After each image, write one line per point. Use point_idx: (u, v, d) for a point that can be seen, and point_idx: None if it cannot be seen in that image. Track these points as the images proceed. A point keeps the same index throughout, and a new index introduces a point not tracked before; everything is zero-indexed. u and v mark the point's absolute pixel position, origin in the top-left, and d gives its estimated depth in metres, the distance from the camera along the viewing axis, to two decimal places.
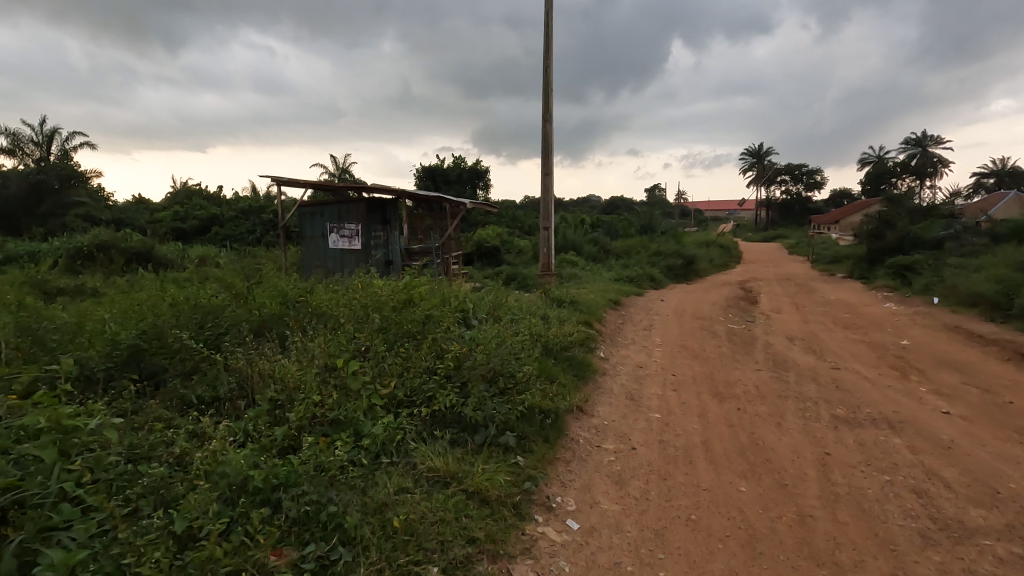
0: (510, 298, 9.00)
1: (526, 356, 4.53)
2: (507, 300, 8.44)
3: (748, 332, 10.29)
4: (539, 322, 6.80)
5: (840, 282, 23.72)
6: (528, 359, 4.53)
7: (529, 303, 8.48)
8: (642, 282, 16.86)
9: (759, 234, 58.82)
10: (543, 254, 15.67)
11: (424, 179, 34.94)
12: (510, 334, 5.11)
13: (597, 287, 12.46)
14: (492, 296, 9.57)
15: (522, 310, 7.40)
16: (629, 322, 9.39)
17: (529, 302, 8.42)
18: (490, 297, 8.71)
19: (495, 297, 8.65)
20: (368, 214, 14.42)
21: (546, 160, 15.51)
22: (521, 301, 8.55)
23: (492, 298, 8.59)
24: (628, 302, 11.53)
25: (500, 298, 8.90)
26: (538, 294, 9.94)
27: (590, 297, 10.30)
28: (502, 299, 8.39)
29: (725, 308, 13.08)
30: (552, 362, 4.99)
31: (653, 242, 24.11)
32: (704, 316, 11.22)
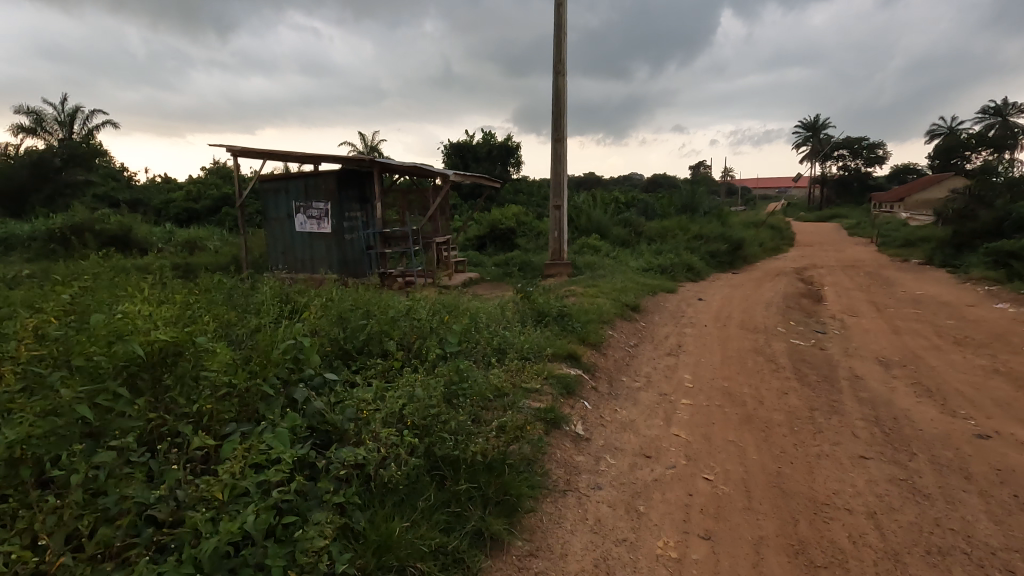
0: (476, 311, 6.35)
1: (329, 532, 2.07)
2: (464, 315, 5.81)
3: (821, 354, 7.25)
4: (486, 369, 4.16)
5: (921, 272, 19.85)
6: (333, 545, 2.06)
7: (493, 315, 5.79)
8: (677, 273, 13.84)
9: (815, 213, 53.78)
10: (553, 238, 12.85)
11: (452, 156, 32.46)
12: (358, 439, 2.58)
13: (614, 283, 9.64)
14: (458, 307, 6.93)
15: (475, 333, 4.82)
16: (646, 341, 6.55)
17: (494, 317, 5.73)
18: (443, 310, 6.09)
19: (450, 312, 5.99)
20: (339, 190, 11.96)
21: (556, 124, 12.63)
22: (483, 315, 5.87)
23: (447, 312, 5.99)
24: (651, 306, 8.64)
25: (458, 311, 6.25)
26: (521, 300, 7.22)
27: (595, 304, 7.47)
28: (456, 315, 5.76)
29: (783, 311, 9.98)
30: (427, 510, 2.46)
31: (694, 222, 20.85)
32: (756, 327, 8.22)
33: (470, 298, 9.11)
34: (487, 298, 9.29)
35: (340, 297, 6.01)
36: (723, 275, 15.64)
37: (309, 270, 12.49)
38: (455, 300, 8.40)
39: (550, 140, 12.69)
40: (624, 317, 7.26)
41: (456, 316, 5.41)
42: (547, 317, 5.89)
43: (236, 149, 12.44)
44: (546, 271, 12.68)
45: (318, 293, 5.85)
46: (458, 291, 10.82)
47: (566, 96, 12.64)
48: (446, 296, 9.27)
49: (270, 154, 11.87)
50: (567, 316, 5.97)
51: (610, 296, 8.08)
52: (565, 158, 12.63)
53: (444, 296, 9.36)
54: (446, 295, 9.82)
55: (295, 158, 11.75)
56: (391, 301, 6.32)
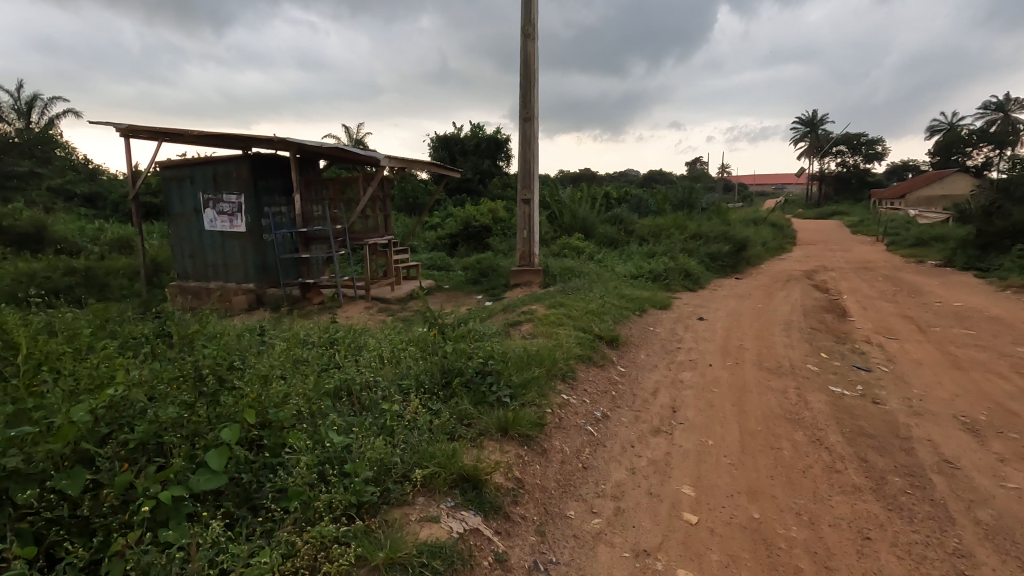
0: (357, 365, 4.06)
1: None
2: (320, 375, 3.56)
3: (881, 414, 4.98)
4: (252, 552, 1.97)
5: (946, 275, 17.80)
6: None
7: (365, 380, 3.49)
8: (672, 280, 11.59)
9: (815, 210, 51.79)
10: (522, 238, 10.54)
11: (439, 150, 30.13)
12: None
13: (590, 300, 7.35)
14: (347, 352, 4.66)
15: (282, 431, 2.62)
16: (624, 405, 4.26)
17: (364, 384, 3.47)
18: (293, 368, 3.82)
19: (303, 372, 3.74)
20: (254, 179, 9.65)
21: (525, 100, 10.35)
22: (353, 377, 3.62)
23: (297, 372, 3.74)
24: (637, 336, 6.33)
25: (321, 367, 3.95)
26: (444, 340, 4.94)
27: (551, 338, 5.17)
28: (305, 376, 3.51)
29: (808, 337, 7.73)
30: None
31: (691, 219, 18.58)
32: (780, 368, 5.93)
33: (397, 326, 6.83)
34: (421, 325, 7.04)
35: (122, 354, 3.68)
36: (726, 281, 13.42)
37: (221, 278, 10.19)
38: (366, 331, 6.12)
39: (518, 118, 10.42)
40: (596, 362, 4.91)
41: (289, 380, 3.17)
42: (460, 372, 3.59)
43: (127, 127, 10.02)
44: (513, 279, 10.44)
45: (76, 340, 3.52)
46: (395, 313, 8.56)
47: (537, 64, 10.36)
48: (366, 325, 7.00)
49: (165, 133, 9.52)
50: (494, 368, 3.66)
51: (578, 324, 5.81)
52: (536, 141, 10.38)
53: (368, 325, 7.08)
54: (373, 321, 7.55)
55: (197, 137, 9.40)
56: (220, 346, 4.02)
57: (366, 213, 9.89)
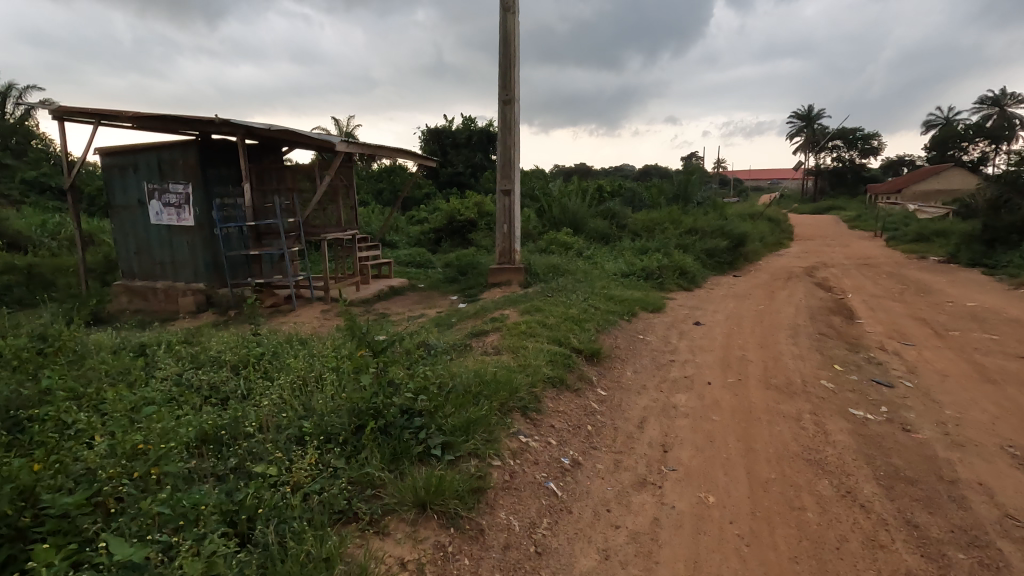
0: (262, 398, 3.23)
1: None
2: (194, 424, 2.72)
3: (915, 448, 4.11)
4: None
5: (951, 272, 17.05)
6: None
7: (250, 430, 2.65)
8: (666, 278, 10.72)
9: (811, 205, 51.09)
10: (502, 233, 9.61)
11: (429, 143, 29.05)
12: None
13: (573, 303, 6.45)
14: (268, 377, 3.79)
15: (68, 543, 1.82)
16: (601, 445, 3.37)
17: (248, 439, 2.63)
18: (173, 410, 3.00)
19: (182, 417, 2.91)
20: (203, 167, 8.69)
21: (505, 81, 9.41)
22: (242, 425, 2.79)
23: (175, 416, 2.91)
24: (624, 347, 5.42)
25: (214, 408, 3.12)
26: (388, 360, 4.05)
27: (517, 357, 4.25)
28: (173, 425, 2.67)
29: (818, 344, 6.86)
30: None
31: (687, 213, 17.71)
32: (791, 387, 5.05)
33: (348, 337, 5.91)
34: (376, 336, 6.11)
35: None
36: (723, 280, 12.55)
37: (169, 277, 9.23)
38: (307, 341, 5.20)
39: (497, 101, 9.48)
40: (572, 385, 4.00)
41: (128, 441, 2.34)
42: (381, 412, 2.71)
43: (64, 109, 9.03)
44: (492, 278, 9.53)
45: None
46: (357, 317, 7.65)
47: (517, 41, 9.41)
48: (313, 333, 6.09)
49: (103, 115, 8.54)
50: (426, 406, 2.78)
51: (553, 336, 4.89)
52: (517, 127, 9.45)
53: (318, 333, 6.15)
54: (326, 329, 6.64)
55: (138, 120, 8.43)
56: (90, 377, 3.20)
57: (329, 205, 8.84)
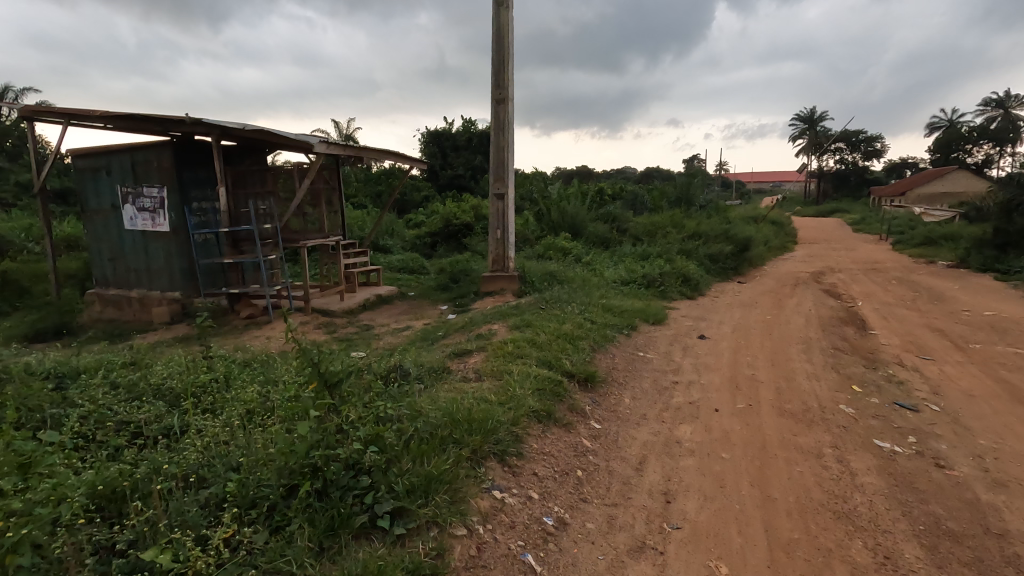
0: (195, 444, 2.75)
1: None
2: (95, 482, 2.25)
3: (953, 490, 3.60)
4: None
5: (962, 278, 16.55)
6: None
7: (162, 497, 2.17)
8: (668, 285, 10.23)
9: (814, 207, 50.58)
10: (495, 239, 9.13)
11: (430, 145, 28.57)
12: None
13: (567, 317, 5.96)
14: (212, 411, 3.31)
15: None
16: (592, 495, 2.87)
17: (156, 504, 2.15)
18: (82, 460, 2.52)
19: (88, 470, 2.43)
20: (179, 170, 8.23)
21: (498, 79, 8.93)
22: (155, 484, 2.31)
23: (81, 469, 2.43)
24: (622, 368, 4.92)
25: (132, 457, 2.64)
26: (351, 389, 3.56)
27: (499, 385, 3.76)
28: (66, 486, 2.19)
29: (831, 360, 6.36)
30: None
31: (689, 217, 17.23)
32: (807, 414, 4.54)
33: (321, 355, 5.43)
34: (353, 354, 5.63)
35: None
36: (727, 286, 12.08)
37: (145, 286, 8.75)
38: (272, 360, 4.72)
39: (490, 100, 9.01)
40: (561, 419, 3.50)
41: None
42: (318, 470, 2.21)
43: (33, 108, 8.57)
44: (485, 286, 9.06)
45: None
46: (338, 330, 7.17)
47: (511, 37, 8.93)
48: (286, 351, 5.62)
49: (72, 115, 8.08)
50: (374, 462, 2.29)
51: (542, 359, 4.40)
52: (511, 127, 8.97)
53: (290, 351, 5.67)
54: (302, 344, 6.17)
55: (109, 119, 7.97)
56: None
57: (310, 211, 8.29)
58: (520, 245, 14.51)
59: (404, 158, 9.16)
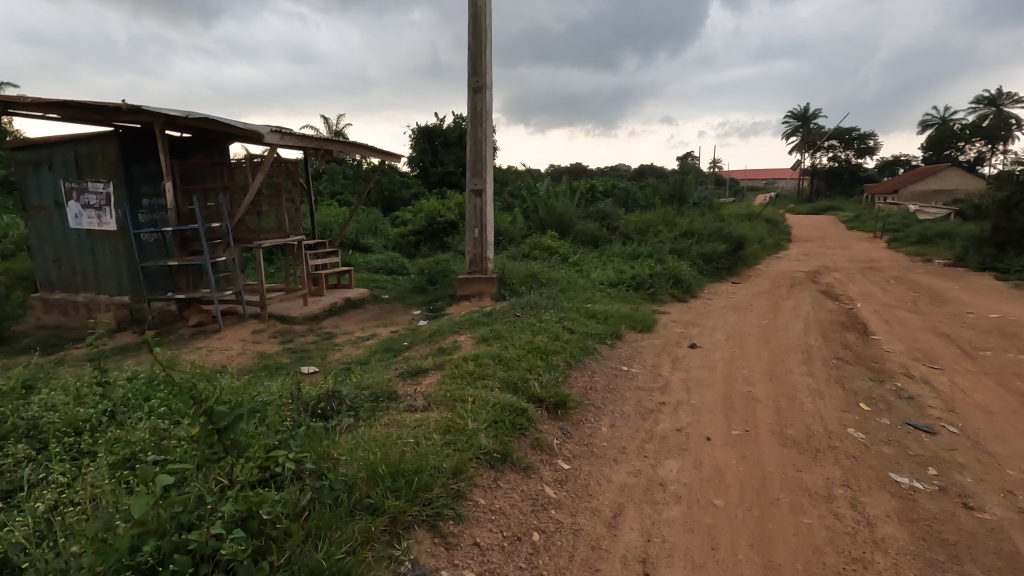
0: (35, 511, 2.15)
1: None
2: None
3: (988, 540, 3.00)
4: None
5: (961, 277, 16.07)
6: None
7: None
8: (658, 287, 9.64)
9: (807, 205, 50.26)
10: (472, 239, 8.51)
11: (420, 142, 27.83)
12: None
13: (543, 326, 5.35)
14: (88, 456, 2.70)
15: None
16: (548, 570, 2.26)
17: None
18: None
19: None
20: (126, 163, 7.55)
21: (474, 66, 8.29)
22: None
23: None
24: (601, 388, 4.30)
25: None
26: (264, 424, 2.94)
27: (447, 418, 3.13)
28: None
29: (835, 372, 5.77)
30: None
31: (682, 215, 16.66)
32: (812, 442, 3.94)
33: (262, 376, 4.77)
34: (299, 371, 4.98)
35: None
36: (721, 287, 11.52)
37: (92, 289, 8.07)
38: (197, 379, 4.08)
39: (467, 89, 8.37)
40: (519, 461, 2.88)
41: None
42: (156, 570, 1.63)
43: None
44: (461, 289, 8.44)
45: None
46: (294, 339, 6.52)
47: (489, 21, 8.29)
48: (224, 369, 4.96)
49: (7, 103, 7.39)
50: (235, 556, 1.66)
51: (505, 383, 3.78)
52: (489, 117, 8.33)
53: (230, 368, 5.02)
54: (247, 357, 5.51)
55: (47, 108, 7.28)
56: None
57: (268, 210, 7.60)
58: (506, 244, 13.87)
59: (376, 151, 8.52)
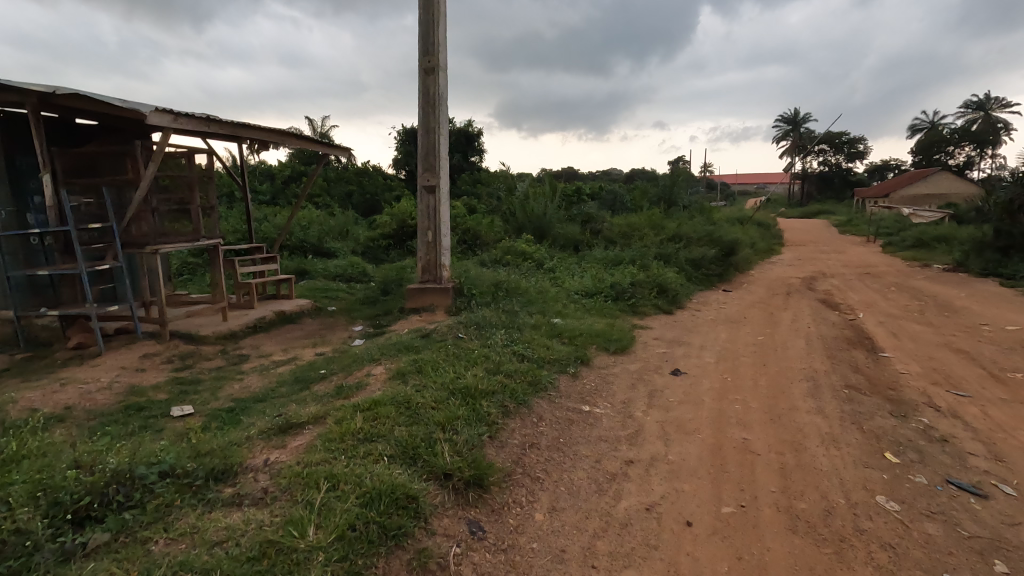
0: None
1: None
2: None
3: None
4: None
5: (964, 283, 15.16)
6: None
7: None
8: (640, 297, 8.56)
9: (798, 209, 49.65)
10: (425, 244, 7.41)
11: (401, 143, 26.75)
12: None
13: (485, 354, 4.21)
14: None
15: None
16: None
17: None
18: None
19: None
20: (9, 155, 6.38)
21: (426, 44, 7.19)
22: None
23: None
24: (547, 446, 3.17)
25: None
26: None
27: (280, 521, 2.02)
28: None
29: (848, 407, 4.69)
30: None
31: (671, 218, 15.65)
32: (831, 525, 2.85)
33: (106, 429, 3.59)
34: (163, 419, 3.83)
35: None
36: (711, 297, 10.47)
37: None
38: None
39: (417, 71, 7.28)
40: None
41: None
42: None
43: None
44: (412, 300, 7.31)
45: None
46: (194, 365, 5.36)
47: None
48: (64, 417, 3.79)
49: None
50: None
51: (401, 449, 2.65)
52: (442, 103, 7.23)
53: (73, 414, 3.85)
54: (111, 394, 4.35)
55: None
56: None
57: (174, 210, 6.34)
58: (478, 249, 12.78)
59: (316, 144, 7.39)
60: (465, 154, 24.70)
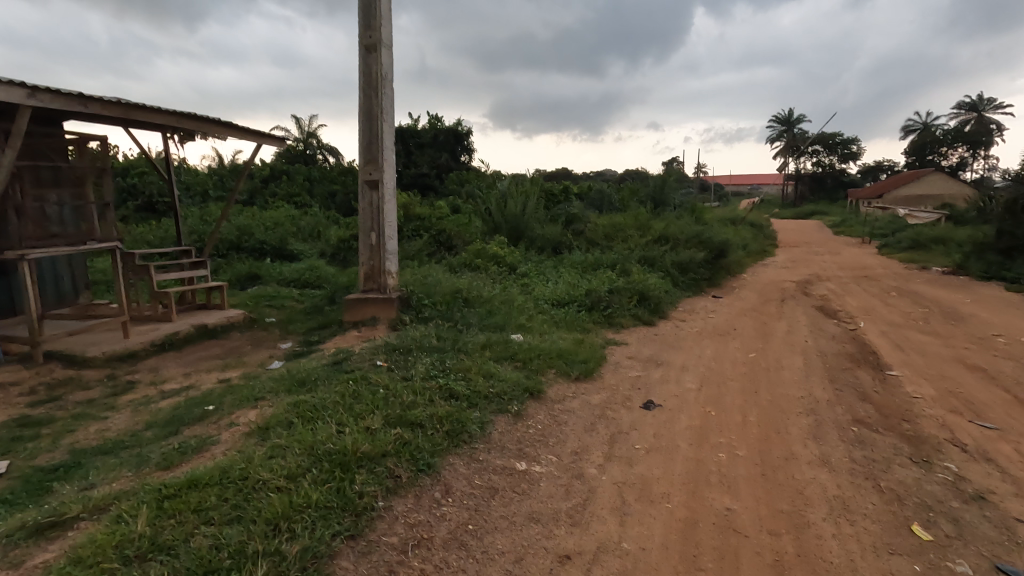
0: None
1: None
2: None
3: None
4: None
5: (966, 287, 14.34)
6: None
7: None
8: (617, 306, 7.64)
9: (792, 210, 48.96)
10: (368, 247, 6.46)
11: None
12: None
13: (395, 391, 3.26)
14: None
15: None
16: None
17: None
18: None
19: None
20: None
21: (367, 16, 6.23)
22: None
23: None
24: (443, 541, 2.23)
25: None
26: None
27: None
28: None
29: (859, 452, 3.76)
30: None
31: (658, 218, 14.75)
32: None
33: None
34: None
35: None
36: (698, 304, 9.58)
37: None
38: None
39: (357, 48, 6.31)
40: None
41: None
42: None
43: None
44: (352, 312, 6.34)
45: None
46: (61, 397, 4.39)
47: None
48: None
49: None
50: None
51: None
52: (386, 84, 6.26)
53: None
54: None
55: None
56: None
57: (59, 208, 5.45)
58: (449, 252, 11.82)
59: (242, 132, 6.41)
60: (452, 153, 23.67)
